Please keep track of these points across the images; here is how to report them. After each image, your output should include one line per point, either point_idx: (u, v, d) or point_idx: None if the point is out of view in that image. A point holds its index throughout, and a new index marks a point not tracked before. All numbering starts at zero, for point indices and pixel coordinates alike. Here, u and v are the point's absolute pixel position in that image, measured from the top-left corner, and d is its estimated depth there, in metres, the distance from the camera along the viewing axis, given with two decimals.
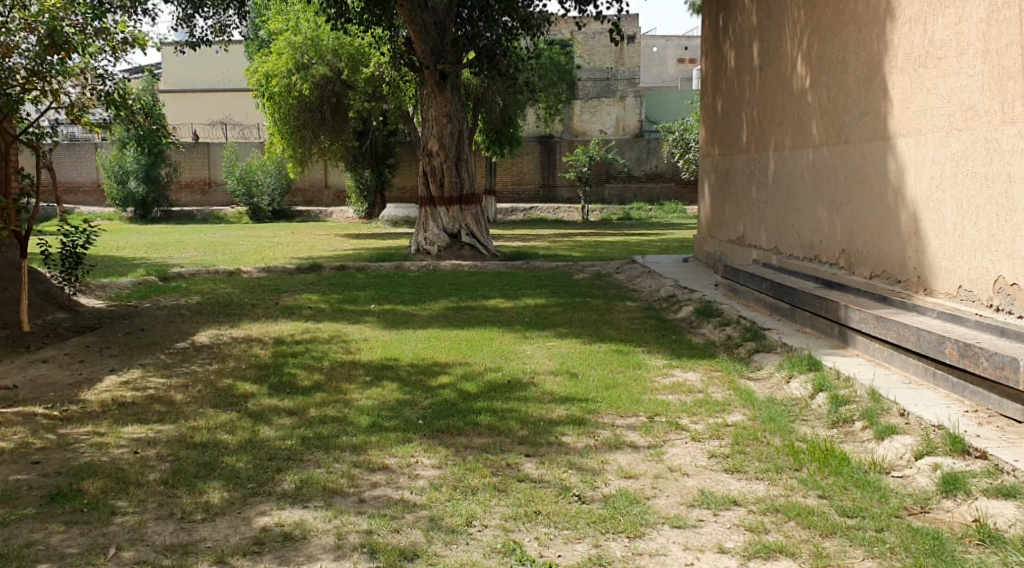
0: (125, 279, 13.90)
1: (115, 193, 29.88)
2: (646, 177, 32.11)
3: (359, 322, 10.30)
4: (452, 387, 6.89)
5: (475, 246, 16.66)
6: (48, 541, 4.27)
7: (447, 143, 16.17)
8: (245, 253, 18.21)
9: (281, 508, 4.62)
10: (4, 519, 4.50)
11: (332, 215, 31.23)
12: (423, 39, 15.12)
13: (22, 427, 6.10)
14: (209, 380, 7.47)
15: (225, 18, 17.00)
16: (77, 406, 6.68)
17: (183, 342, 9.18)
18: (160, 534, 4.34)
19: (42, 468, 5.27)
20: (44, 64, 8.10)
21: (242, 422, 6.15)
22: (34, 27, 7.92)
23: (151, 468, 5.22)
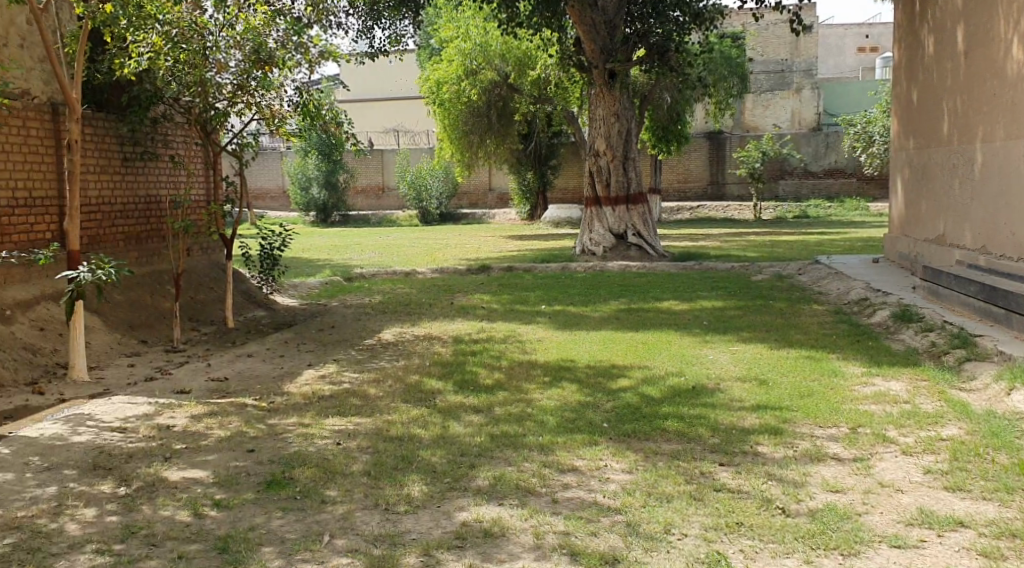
0: (313, 278, 14.65)
1: (299, 199, 31.47)
2: (824, 172, 30.96)
3: (532, 322, 10.44)
4: (634, 391, 6.83)
5: (642, 247, 16.45)
6: (269, 525, 4.88)
7: (614, 141, 16.15)
8: (419, 254, 18.81)
9: (478, 505, 4.95)
10: (231, 502, 5.19)
11: (495, 217, 31.77)
12: (593, 39, 15.07)
13: (237, 417, 6.76)
14: (398, 375, 7.77)
15: (400, 28, 17.57)
16: (282, 398, 7.21)
17: (369, 340, 9.52)
18: (367, 524, 4.83)
19: (258, 455, 5.92)
20: (249, 78, 8.98)
21: (433, 418, 6.50)
22: (242, 43, 8.78)
23: (353, 460, 5.74)
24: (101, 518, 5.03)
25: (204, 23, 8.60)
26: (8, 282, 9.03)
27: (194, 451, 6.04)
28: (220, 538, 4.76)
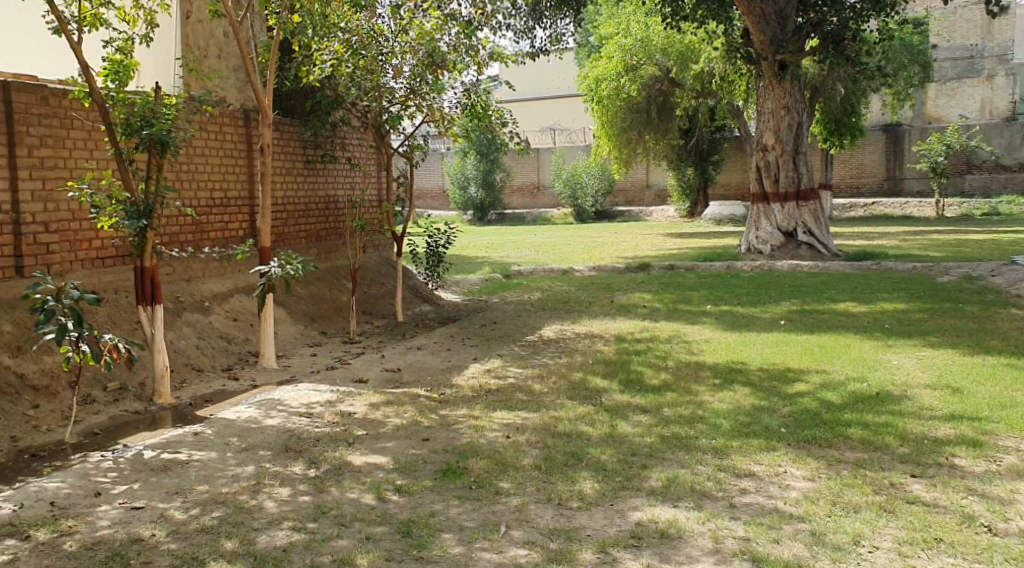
0: (473, 275, 14.94)
1: (458, 198, 32.16)
2: (1017, 166, 28.96)
3: (698, 322, 10.23)
4: (811, 396, 6.57)
5: (814, 246, 15.81)
6: (448, 512, 5.13)
7: (784, 135, 15.66)
8: (575, 252, 18.77)
9: (653, 505, 4.92)
10: (410, 488, 5.49)
11: (653, 215, 31.43)
12: (762, 29, 14.57)
13: (410, 406, 7.05)
14: (563, 373, 7.80)
15: (560, 28, 17.66)
16: (452, 390, 7.44)
17: (532, 336, 9.58)
18: (543, 518, 4.94)
19: (432, 444, 6.19)
20: (421, 81, 9.62)
21: (601, 416, 6.49)
22: (415, 48, 9.43)
23: (524, 454, 5.87)
24: (295, 497, 5.49)
25: (381, 29, 9.48)
26: (207, 276, 9.80)
27: (374, 437, 6.40)
28: (403, 521, 5.07)
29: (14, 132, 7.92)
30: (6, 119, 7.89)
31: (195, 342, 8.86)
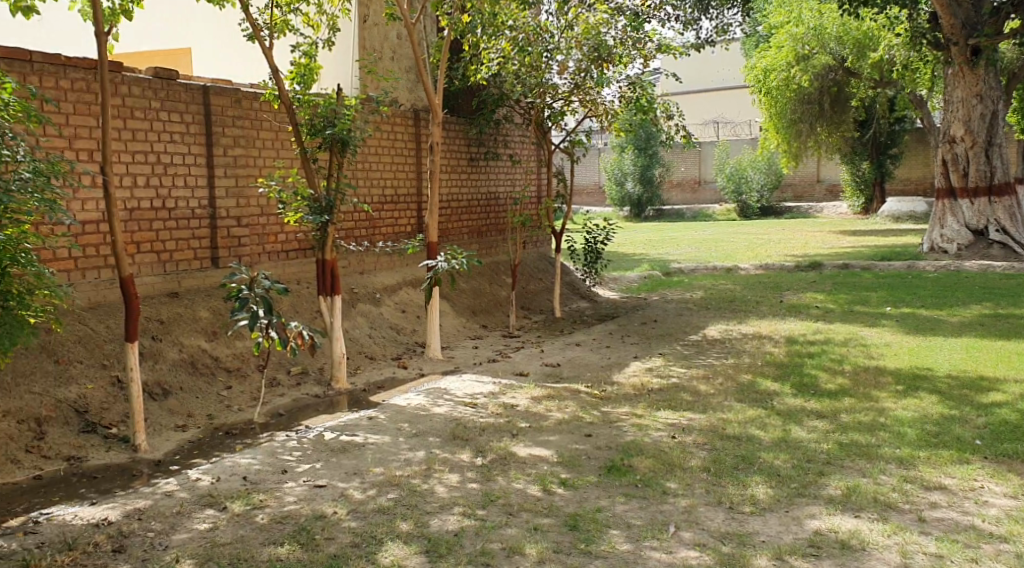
0: (634, 272, 14.83)
1: (615, 195, 31.92)
2: None
3: (877, 325, 9.73)
4: (1008, 407, 6.13)
5: (1006, 245, 14.74)
6: (614, 509, 5.10)
7: (975, 126, 14.72)
8: (738, 250, 18.30)
9: (832, 514, 4.77)
10: (576, 483, 5.49)
11: (824, 212, 30.23)
12: (953, 13, 13.81)
13: (572, 402, 7.05)
14: (730, 374, 7.60)
15: (728, 18, 17.21)
16: (614, 387, 7.39)
17: (696, 336, 9.38)
18: (713, 520, 4.85)
19: (595, 441, 6.16)
20: (585, 78, 9.84)
21: (772, 420, 6.28)
22: (582, 43, 9.63)
23: (691, 455, 5.76)
24: (464, 484, 5.59)
25: (547, 26, 9.67)
26: (378, 269, 10.13)
27: (537, 430, 6.43)
28: (569, 515, 5.07)
29: (212, 133, 8.41)
30: (204, 121, 8.38)
31: (367, 332, 9.16)
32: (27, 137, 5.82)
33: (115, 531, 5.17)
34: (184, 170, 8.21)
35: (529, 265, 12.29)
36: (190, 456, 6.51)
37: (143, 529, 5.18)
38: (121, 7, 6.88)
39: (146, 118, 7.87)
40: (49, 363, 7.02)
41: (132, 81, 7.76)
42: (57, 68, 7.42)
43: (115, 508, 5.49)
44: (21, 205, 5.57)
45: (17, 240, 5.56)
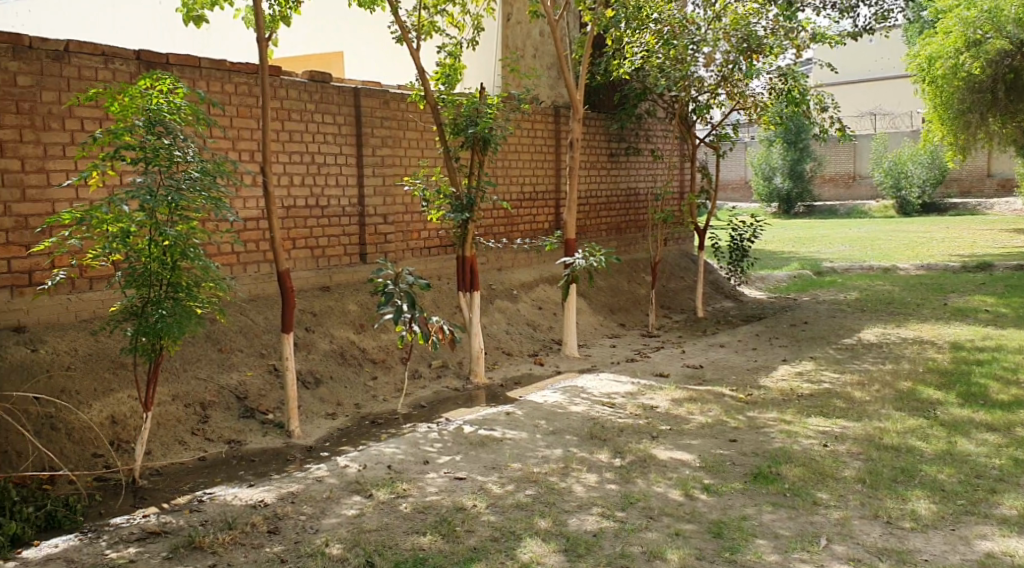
0: (783, 271, 14.30)
1: (762, 189, 31.14)
2: None
3: None
4: None
5: None
6: (761, 518, 4.85)
7: None
8: (896, 249, 17.33)
9: (1006, 535, 4.51)
10: (720, 489, 5.25)
11: (993, 209, 28.36)
12: None
13: (716, 405, 6.78)
14: (887, 381, 7.14)
15: (888, 4, 16.29)
16: (760, 391, 7.07)
17: (850, 339, 8.89)
18: (870, 535, 4.57)
19: (740, 446, 5.89)
20: (732, 69, 9.43)
21: (936, 431, 5.86)
22: (729, 35, 9.26)
23: (845, 465, 5.43)
24: (603, 484, 5.44)
25: (693, 18, 9.35)
26: (516, 267, 10.12)
27: (678, 433, 6.20)
28: (713, 522, 4.85)
29: (361, 134, 8.56)
30: (355, 123, 8.54)
31: (505, 328, 9.11)
32: (195, 138, 5.96)
33: (270, 513, 5.30)
34: (336, 170, 8.40)
35: (670, 263, 11.96)
36: (339, 443, 6.65)
37: (295, 512, 5.29)
38: (281, 13, 7.26)
39: (302, 120, 8.09)
40: (214, 351, 7.31)
41: (290, 84, 7.97)
42: (222, 73, 7.71)
43: (270, 490, 5.63)
44: (191, 203, 5.77)
45: (185, 237, 5.77)
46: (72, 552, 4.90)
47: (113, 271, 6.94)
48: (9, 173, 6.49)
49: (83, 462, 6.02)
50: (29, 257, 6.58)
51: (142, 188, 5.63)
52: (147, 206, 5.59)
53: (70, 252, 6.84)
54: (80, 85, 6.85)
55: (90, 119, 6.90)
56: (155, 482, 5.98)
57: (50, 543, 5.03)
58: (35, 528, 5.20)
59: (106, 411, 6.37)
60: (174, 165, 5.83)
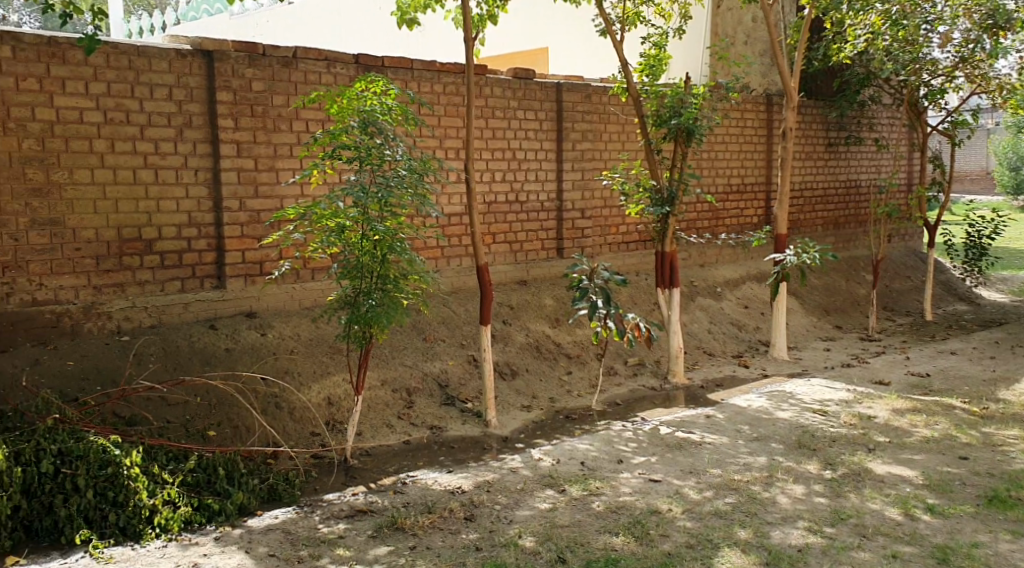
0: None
1: (1005, 180, 28.44)
2: None
3: None
4: None
5: None
6: (996, 547, 4.34)
7: None
8: None
9: None
10: (948, 510, 4.73)
11: None
12: None
13: (945, 418, 6.15)
14: None
15: None
16: (998, 406, 6.36)
17: None
18: None
19: (971, 466, 5.29)
20: (973, 50, 8.61)
21: None
22: (973, 11, 8.40)
23: None
24: (811, 496, 5.02)
25: None
26: (720, 263, 9.75)
27: (899, 446, 5.66)
28: (938, 546, 4.37)
29: (562, 130, 8.43)
30: (556, 118, 8.42)
31: (707, 327, 8.72)
32: (405, 138, 6.11)
33: (466, 500, 5.30)
34: (536, 165, 8.30)
35: (894, 262, 11.11)
36: (534, 436, 6.57)
37: (490, 501, 5.26)
38: (490, 12, 7.17)
39: (505, 116, 8.04)
40: (418, 339, 7.46)
41: (495, 81, 7.94)
42: (432, 74, 7.98)
43: (467, 478, 5.68)
44: (399, 199, 5.90)
45: (393, 232, 5.94)
46: (290, 524, 5.06)
47: (331, 263, 7.38)
48: (245, 171, 7.02)
49: (302, 441, 6.28)
50: (260, 249, 7.14)
51: (356, 186, 5.81)
52: (359, 203, 5.77)
53: (297, 245, 7.34)
54: (305, 88, 7.29)
55: (314, 120, 7.33)
56: (364, 462, 6.14)
57: (270, 514, 5.23)
58: (259, 499, 5.39)
59: (322, 393, 6.69)
60: (384, 164, 5.98)
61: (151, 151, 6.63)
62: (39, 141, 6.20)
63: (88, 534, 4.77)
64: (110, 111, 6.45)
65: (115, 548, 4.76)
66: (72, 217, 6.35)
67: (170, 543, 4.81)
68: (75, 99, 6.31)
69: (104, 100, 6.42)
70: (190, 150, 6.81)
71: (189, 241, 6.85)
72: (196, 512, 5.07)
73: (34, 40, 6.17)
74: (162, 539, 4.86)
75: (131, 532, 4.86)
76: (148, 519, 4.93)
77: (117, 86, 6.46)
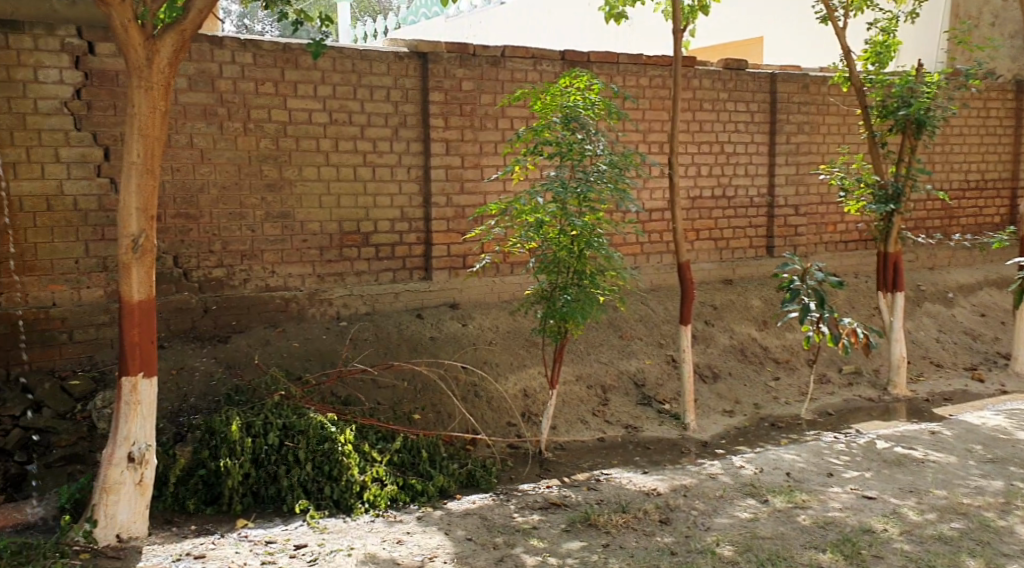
0: None
1: None
2: None
3: None
4: None
5: None
6: None
7: None
8: None
9: None
10: None
11: None
12: None
13: None
14: None
15: None
16: None
17: None
18: None
19: None
20: None
21: None
22: None
23: None
24: None
25: None
26: (953, 265, 9.09)
27: None
28: None
29: (776, 121, 8.08)
30: (769, 108, 8.08)
31: (936, 335, 8.09)
32: (607, 133, 6.29)
33: (662, 503, 5.35)
34: (746, 159, 8.00)
35: None
36: (735, 443, 6.40)
37: (687, 505, 5.26)
38: (701, 2, 6.92)
39: (714, 108, 7.77)
40: (614, 337, 7.39)
41: (704, 74, 7.68)
42: (638, 67, 7.94)
43: (663, 481, 5.72)
44: (598, 194, 6.09)
45: (592, 227, 6.12)
46: (485, 510, 5.60)
47: (529, 259, 7.77)
48: (452, 169, 7.54)
49: (499, 430, 6.73)
50: (464, 243, 7.66)
51: (556, 181, 6.10)
52: (559, 198, 6.05)
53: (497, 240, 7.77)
54: (513, 86, 7.72)
55: (519, 118, 7.78)
56: (558, 456, 6.42)
57: (468, 499, 5.84)
58: (457, 483, 6.01)
59: (519, 385, 7.09)
60: (585, 159, 6.19)
61: (370, 149, 7.26)
62: (275, 141, 6.92)
63: (307, 505, 5.53)
64: (335, 112, 7.10)
65: (330, 518, 5.49)
66: (300, 210, 7.06)
67: (378, 518, 5.50)
68: (306, 100, 6.98)
69: (330, 102, 7.08)
70: (404, 149, 7.39)
71: (401, 234, 7.46)
72: (402, 491, 5.77)
73: (271, 47, 6.85)
74: (370, 513, 5.55)
75: (343, 504, 5.61)
76: (358, 493, 5.65)
77: (342, 88, 7.10)
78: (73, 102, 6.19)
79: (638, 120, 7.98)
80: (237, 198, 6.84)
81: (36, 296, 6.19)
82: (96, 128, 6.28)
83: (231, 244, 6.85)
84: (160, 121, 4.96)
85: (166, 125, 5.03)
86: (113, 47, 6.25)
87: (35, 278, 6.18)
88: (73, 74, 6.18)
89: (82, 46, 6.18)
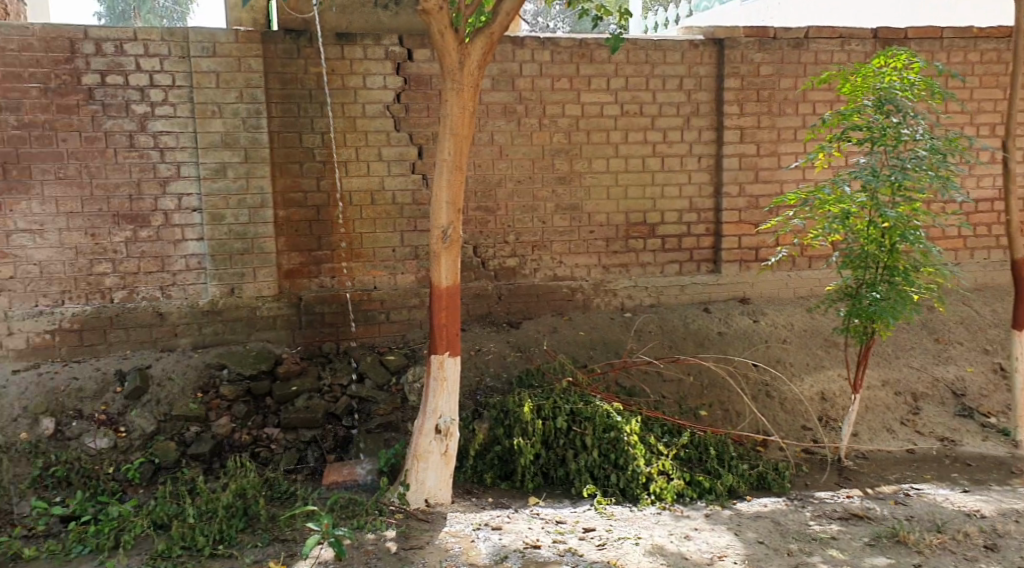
0: None
1: None
2: None
3: None
4: None
5: None
6: None
7: None
8: None
9: None
10: None
11: None
12: None
13: None
14: None
15: None
16: None
17: None
18: None
19: None
20: None
21: None
22: None
23: None
24: None
25: None
26: None
27: None
28: None
29: None
30: None
31: None
32: (928, 115, 5.70)
33: (988, 526, 4.97)
34: None
35: None
36: None
37: (1018, 533, 4.89)
38: None
39: None
40: (929, 339, 6.80)
41: None
42: (967, 41, 7.28)
43: (988, 502, 5.28)
44: (915, 182, 5.52)
45: (906, 219, 5.59)
46: (778, 514, 5.33)
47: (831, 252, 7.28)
48: (746, 157, 7.21)
49: (793, 433, 6.36)
50: (757, 234, 7.29)
51: (866, 169, 5.62)
52: (869, 186, 5.57)
53: (795, 232, 7.35)
54: (816, 69, 7.24)
55: (822, 102, 7.27)
56: (860, 465, 5.98)
57: (759, 501, 5.56)
58: (749, 484, 5.74)
59: (815, 387, 6.65)
60: (901, 144, 5.65)
61: (659, 141, 7.10)
62: (567, 135, 6.93)
63: (594, 490, 5.55)
64: (626, 104, 7.00)
65: (617, 506, 5.48)
66: (589, 202, 7.04)
67: (664, 511, 5.41)
68: (598, 94, 6.94)
69: (623, 94, 6.98)
70: (696, 138, 7.16)
71: (689, 226, 7.23)
72: (688, 487, 5.63)
73: (568, 43, 6.86)
74: (657, 505, 5.48)
75: (630, 494, 5.57)
76: (644, 484, 5.59)
77: (635, 80, 6.99)
78: (394, 105, 6.53)
79: (965, 99, 7.28)
80: (532, 191, 6.93)
81: (361, 280, 6.60)
82: (413, 128, 6.59)
83: (524, 236, 6.95)
84: (469, 121, 5.13)
85: (474, 124, 5.19)
86: (429, 53, 6.54)
87: (361, 264, 6.60)
88: (396, 79, 6.51)
89: (403, 52, 6.51)
